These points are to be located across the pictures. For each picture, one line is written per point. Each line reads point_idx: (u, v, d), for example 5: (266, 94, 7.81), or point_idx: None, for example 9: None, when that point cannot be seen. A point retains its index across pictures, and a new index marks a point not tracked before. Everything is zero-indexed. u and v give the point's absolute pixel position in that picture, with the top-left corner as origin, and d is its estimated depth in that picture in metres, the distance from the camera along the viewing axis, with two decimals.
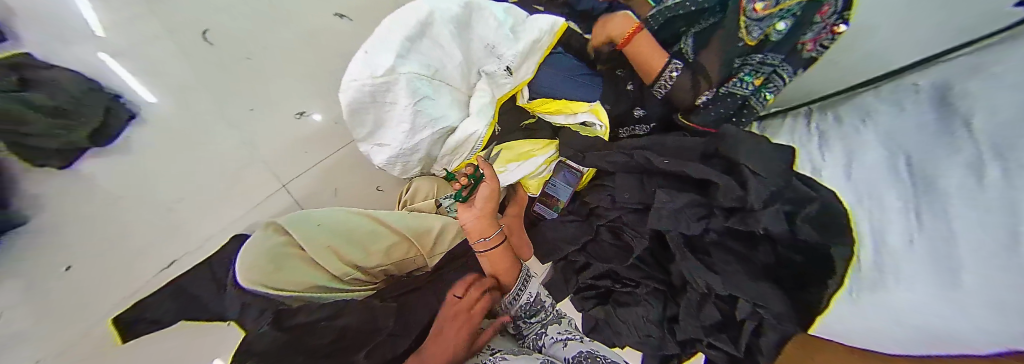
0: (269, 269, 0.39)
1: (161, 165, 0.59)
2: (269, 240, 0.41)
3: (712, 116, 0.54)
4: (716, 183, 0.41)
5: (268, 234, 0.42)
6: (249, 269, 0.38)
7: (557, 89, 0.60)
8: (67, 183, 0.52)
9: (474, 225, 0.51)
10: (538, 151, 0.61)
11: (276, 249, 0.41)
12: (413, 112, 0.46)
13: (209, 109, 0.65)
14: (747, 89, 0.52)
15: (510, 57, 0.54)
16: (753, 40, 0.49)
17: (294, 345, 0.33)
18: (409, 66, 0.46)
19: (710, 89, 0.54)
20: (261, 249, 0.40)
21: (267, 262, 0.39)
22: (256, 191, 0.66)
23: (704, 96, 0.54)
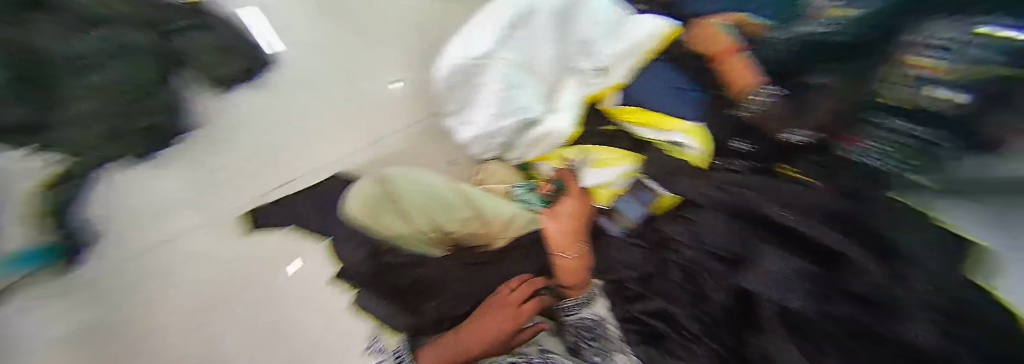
0: (367, 215, 0.47)
1: (268, 103, 0.62)
2: (371, 190, 0.48)
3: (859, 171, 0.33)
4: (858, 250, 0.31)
5: (365, 186, 0.49)
6: (357, 205, 0.48)
7: (651, 101, 0.54)
8: (200, 103, 0.56)
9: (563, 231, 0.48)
10: (616, 161, 0.54)
11: (374, 198, 0.48)
12: (501, 97, 0.50)
13: (311, 55, 0.67)
14: (901, 132, 0.31)
15: (603, 57, 0.56)
16: (940, 69, 0.27)
17: (383, 276, 0.43)
18: (504, 53, 0.51)
19: (804, 130, 0.39)
20: (366, 197, 0.48)
21: (373, 211, 0.47)
22: (340, 142, 0.66)
23: (796, 135, 0.40)
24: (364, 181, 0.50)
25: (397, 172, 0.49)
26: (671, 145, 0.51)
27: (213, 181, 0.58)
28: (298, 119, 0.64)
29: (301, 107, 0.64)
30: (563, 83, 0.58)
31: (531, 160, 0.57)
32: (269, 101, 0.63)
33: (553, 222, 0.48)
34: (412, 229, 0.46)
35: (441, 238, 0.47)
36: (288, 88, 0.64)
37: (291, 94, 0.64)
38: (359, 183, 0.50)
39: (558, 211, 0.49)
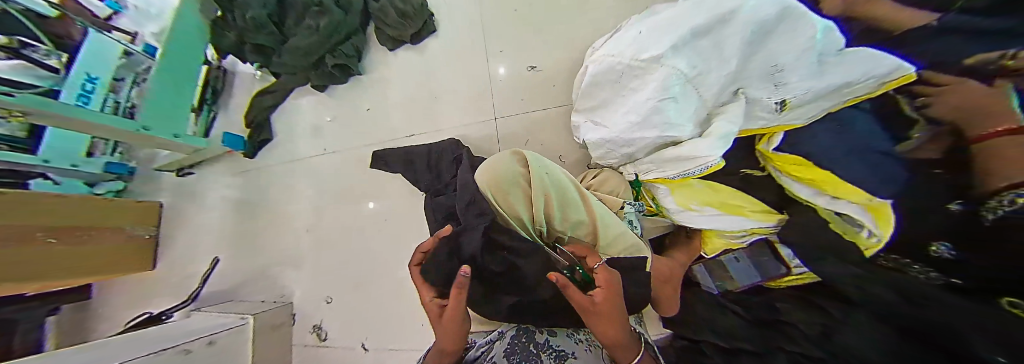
0: (499, 187, 0.41)
1: (426, 67, 0.76)
2: (511, 165, 0.41)
3: None
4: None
5: (512, 162, 0.41)
6: (490, 175, 0.42)
7: (824, 152, 0.37)
8: (383, 70, 0.79)
9: (612, 331, 0.34)
10: (749, 213, 0.49)
11: (510, 175, 0.41)
12: (652, 107, 0.42)
13: (466, 35, 0.75)
14: None
15: (796, 92, 0.37)
16: None
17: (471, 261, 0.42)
18: (677, 61, 0.38)
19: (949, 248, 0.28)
20: (500, 173, 0.41)
21: (502, 181, 0.41)
22: (467, 111, 0.73)
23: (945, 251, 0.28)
24: (505, 153, 0.43)
25: (537, 153, 0.41)
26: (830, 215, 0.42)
27: (368, 125, 0.78)
28: (440, 83, 0.75)
29: (446, 73, 0.75)
30: (722, 109, 0.43)
31: (647, 180, 0.53)
32: (425, 65, 0.76)
33: (592, 320, 0.34)
34: (523, 217, 0.43)
35: (549, 233, 0.45)
36: (440, 58, 0.76)
37: (443, 64, 0.75)
38: (504, 153, 0.42)
39: (603, 301, 0.34)
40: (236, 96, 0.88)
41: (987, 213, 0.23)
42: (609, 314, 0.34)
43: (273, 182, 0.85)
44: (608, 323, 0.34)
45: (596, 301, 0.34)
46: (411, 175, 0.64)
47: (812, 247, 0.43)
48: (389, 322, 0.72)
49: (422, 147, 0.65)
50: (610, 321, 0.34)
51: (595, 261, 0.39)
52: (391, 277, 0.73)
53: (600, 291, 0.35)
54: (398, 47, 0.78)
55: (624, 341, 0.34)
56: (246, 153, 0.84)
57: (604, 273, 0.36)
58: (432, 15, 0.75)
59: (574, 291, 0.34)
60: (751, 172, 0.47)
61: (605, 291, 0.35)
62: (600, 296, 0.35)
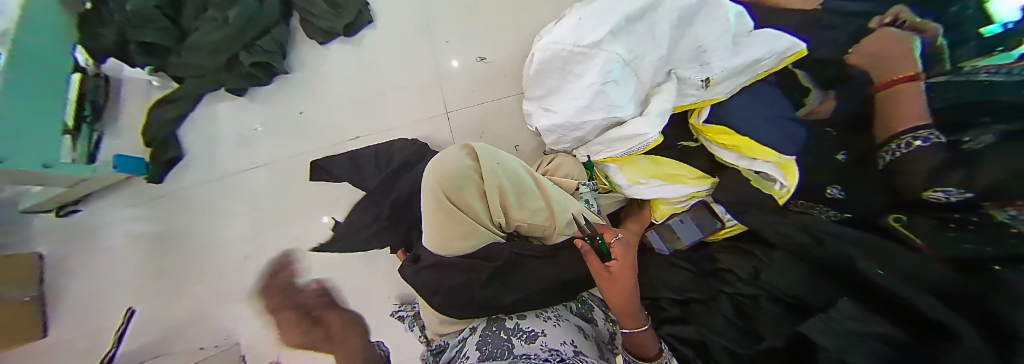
0: (450, 183, 0.39)
1: (366, 62, 0.70)
2: (459, 161, 0.40)
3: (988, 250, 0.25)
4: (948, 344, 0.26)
5: (461, 157, 0.40)
6: (440, 175, 0.39)
7: (748, 123, 0.47)
8: (316, 65, 0.71)
9: (626, 296, 0.40)
10: (690, 179, 0.53)
11: (461, 169, 0.40)
12: (596, 91, 0.44)
13: (407, 27, 0.70)
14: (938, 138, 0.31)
15: (717, 69, 0.45)
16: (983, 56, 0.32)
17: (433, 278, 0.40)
18: (615, 46, 0.43)
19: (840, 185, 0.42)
20: (450, 167, 0.39)
21: (452, 178, 0.39)
22: (420, 109, 0.69)
23: (837, 189, 0.42)
24: (453, 148, 0.41)
25: (487, 147, 0.42)
26: (755, 177, 0.49)
27: (302, 130, 0.71)
28: (383, 79, 0.70)
29: (390, 69, 0.70)
30: (657, 89, 0.48)
31: (599, 161, 0.55)
32: (366, 59, 0.70)
33: (610, 285, 0.40)
34: (479, 211, 0.41)
35: (508, 225, 0.44)
36: (381, 52, 0.70)
37: (385, 59, 0.70)
38: (451, 149, 0.41)
39: (619, 271, 0.41)
40: (124, 109, 0.74)
41: (884, 156, 0.36)
42: (626, 282, 0.41)
43: (190, 210, 0.73)
44: (622, 289, 0.40)
45: (613, 269, 0.41)
46: (360, 183, 0.59)
47: (736, 202, 0.50)
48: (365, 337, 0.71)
49: (365, 149, 0.60)
50: (627, 289, 0.41)
51: (612, 236, 0.44)
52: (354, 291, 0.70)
53: (620, 261, 0.42)
54: (330, 41, 0.71)
55: (634, 306, 0.40)
56: (151, 178, 0.71)
57: (619, 248, 0.43)
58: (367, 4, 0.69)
59: (594, 259, 0.41)
60: (687, 144, 0.56)
61: (622, 262, 0.42)
62: (618, 265, 0.41)
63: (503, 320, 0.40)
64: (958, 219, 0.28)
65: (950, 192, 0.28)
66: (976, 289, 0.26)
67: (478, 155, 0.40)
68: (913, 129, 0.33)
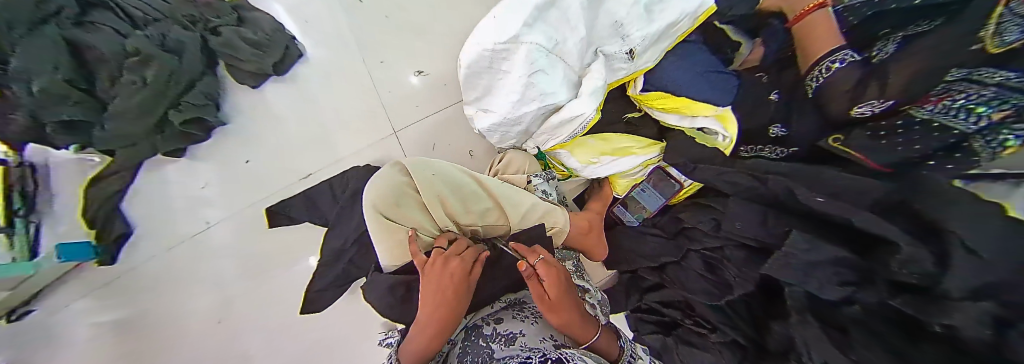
0: (388, 202, 0.38)
1: (310, 96, 0.71)
2: (393, 179, 0.40)
3: (905, 155, 0.32)
4: (897, 247, 0.30)
5: (394, 174, 0.40)
6: (376, 198, 0.38)
7: (680, 84, 0.49)
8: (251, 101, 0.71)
9: (571, 319, 0.36)
10: (639, 150, 0.55)
11: (396, 189, 0.39)
12: (526, 83, 0.45)
13: (343, 56, 0.71)
14: (857, 56, 0.38)
15: (638, 40, 0.47)
16: None
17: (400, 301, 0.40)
18: (533, 37, 0.43)
19: (782, 122, 0.47)
20: (384, 189, 0.39)
21: (390, 197, 0.39)
22: (371, 133, 0.70)
23: (778, 128, 0.47)
24: (384, 168, 0.41)
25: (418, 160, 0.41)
26: (699, 133, 0.52)
27: (258, 174, 0.71)
28: (323, 112, 0.70)
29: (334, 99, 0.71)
30: (587, 69, 0.49)
31: (548, 150, 0.56)
32: (311, 94, 0.71)
33: (553, 311, 0.36)
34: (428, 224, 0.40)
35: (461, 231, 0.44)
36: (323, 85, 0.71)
37: (326, 89, 0.71)
38: (382, 170, 0.40)
39: (559, 294, 0.37)
40: (60, 196, 0.67)
41: (812, 85, 0.43)
42: (568, 303, 0.37)
43: (153, 285, 0.70)
44: (566, 311, 0.36)
45: (550, 295, 0.36)
46: (320, 219, 0.57)
47: (687, 162, 0.50)
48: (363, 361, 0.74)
49: (321, 184, 0.59)
50: (570, 311, 0.36)
51: (534, 258, 0.39)
52: (347, 316, 0.74)
53: (555, 284, 0.37)
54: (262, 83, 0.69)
55: (579, 323, 0.37)
56: (102, 259, 0.66)
57: (545, 267, 0.37)
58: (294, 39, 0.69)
59: (532, 283, 0.37)
60: (633, 115, 0.57)
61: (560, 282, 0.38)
62: (554, 289, 0.37)
63: (481, 328, 0.39)
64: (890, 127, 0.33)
65: (877, 103, 0.34)
66: (912, 193, 0.30)
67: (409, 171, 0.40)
68: (836, 51, 0.40)
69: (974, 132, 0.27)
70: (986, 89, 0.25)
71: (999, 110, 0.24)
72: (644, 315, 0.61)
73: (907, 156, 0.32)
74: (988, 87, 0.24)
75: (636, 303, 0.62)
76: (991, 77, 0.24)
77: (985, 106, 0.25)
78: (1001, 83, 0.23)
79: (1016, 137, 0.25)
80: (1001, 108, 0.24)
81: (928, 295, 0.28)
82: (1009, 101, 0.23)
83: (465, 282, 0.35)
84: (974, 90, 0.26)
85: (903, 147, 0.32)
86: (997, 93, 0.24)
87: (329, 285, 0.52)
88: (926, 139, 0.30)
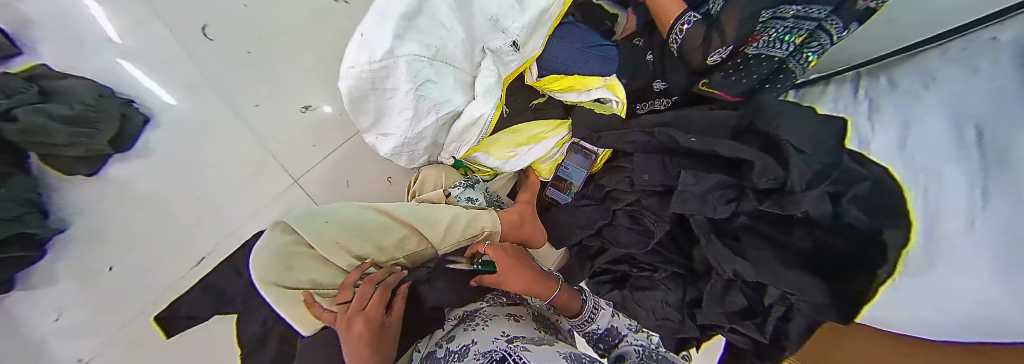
0: (279, 270, 0.35)
1: (191, 162, 0.66)
2: (278, 242, 0.36)
3: (744, 84, 0.42)
4: (751, 162, 0.37)
5: (279, 235, 0.36)
6: (262, 266, 0.35)
7: (568, 64, 0.54)
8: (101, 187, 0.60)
9: (525, 280, 0.46)
10: (550, 133, 0.57)
11: (286, 249, 0.36)
12: (415, 98, 0.43)
13: (221, 113, 0.68)
14: (694, 16, 0.46)
15: (516, 31, 0.48)
16: None
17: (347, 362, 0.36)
18: (409, 48, 0.41)
19: (661, 78, 0.54)
20: (271, 255, 0.35)
21: (278, 261, 0.35)
22: (274, 188, 0.68)
23: (660, 82, 0.54)
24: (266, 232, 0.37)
25: (304, 211, 0.39)
26: (597, 104, 0.56)
27: (134, 269, 0.61)
28: (213, 179, 0.66)
29: (215, 160, 0.66)
30: (479, 68, 0.50)
31: (464, 156, 0.55)
32: (191, 162, 0.66)
33: (510, 279, 0.45)
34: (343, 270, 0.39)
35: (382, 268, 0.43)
36: (206, 147, 0.66)
37: (206, 151, 0.66)
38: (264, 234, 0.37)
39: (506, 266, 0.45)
40: None
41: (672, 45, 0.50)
42: (516, 269, 0.46)
43: None
44: (518, 276, 0.45)
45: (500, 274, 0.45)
46: (227, 305, 0.48)
47: (590, 133, 0.53)
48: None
49: (219, 265, 0.49)
50: (521, 274, 0.46)
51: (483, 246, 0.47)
52: None
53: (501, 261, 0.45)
54: (98, 169, 0.60)
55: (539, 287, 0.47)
56: None
57: (494, 251, 0.46)
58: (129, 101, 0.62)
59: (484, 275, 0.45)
60: (537, 101, 0.59)
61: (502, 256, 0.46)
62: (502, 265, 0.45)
63: (434, 357, 0.38)
64: (733, 66, 0.42)
65: (723, 50, 0.42)
66: None
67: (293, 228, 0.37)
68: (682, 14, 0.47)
69: (788, 55, 0.39)
70: (785, 22, 0.37)
71: (799, 34, 0.37)
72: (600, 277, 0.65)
73: (749, 84, 0.42)
74: (787, 19, 0.36)
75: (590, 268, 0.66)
76: (785, 13, 0.36)
77: (788, 35, 0.38)
78: (795, 14, 0.36)
79: (810, 53, 0.39)
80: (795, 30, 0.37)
81: (787, 194, 0.33)
82: (805, 26, 0.36)
83: (380, 335, 0.33)
84: (779, 25, 0.37)
85: (746, 79, 0.42)
86: (794, 22, 0.36)
87: None
88: (756, 70, 0.41)
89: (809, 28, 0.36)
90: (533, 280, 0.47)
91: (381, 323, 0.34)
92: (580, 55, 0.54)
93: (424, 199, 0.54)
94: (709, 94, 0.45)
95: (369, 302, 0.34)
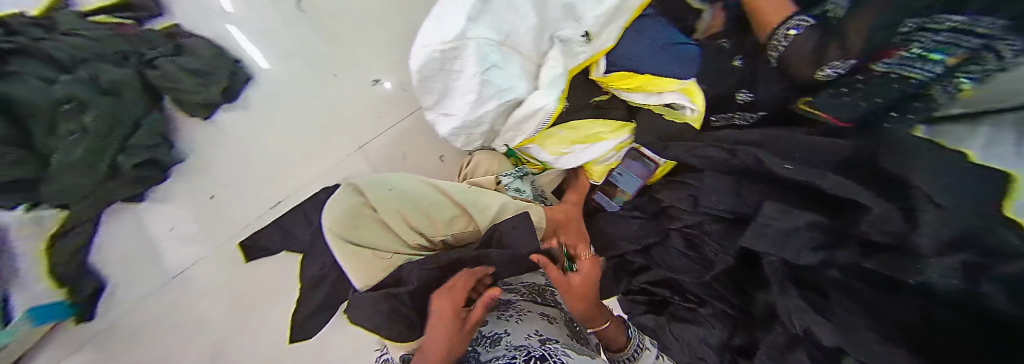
0: (345, 226, 0.38)
1: (271, 116, 0.73)
2: (347, 200, 0.39)
3: (863, 109, 0.32)
4: (861, 207, 0.30)
5: (347, 196, 0.39)
6: (333, 223, 0.38)
7: (640, 62, 0.49)
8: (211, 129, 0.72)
9: (586, 308, 0.45)
10: (609, 135, 0.54)
11: (352, 209, 0.39)
12: (480, 82, 0.43)
13: (303, 76, 0.75)
14: (806, 20, 0.40)
15: (591, 21, 0.45)
16: None
17: None
18: (480, 31, 0.41)
19: (749, 88, 0.46)
20: (341, 211, 0.39)
21: (344, 219, 0.39)
22: (342, 150, 0.75)
23: (747, 93, 0.46)
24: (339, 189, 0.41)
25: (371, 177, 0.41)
26: (666, 109, 0.51)
27: (226, 202, 0.72)
28: (293, 135, 0.74)
29: (297, 120, 0.74)
30: (546, 57, 0.48)
31: (517, 146, 0.54)
32: (274, 116, 0.74)
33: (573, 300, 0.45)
34: (402, 238, 0.42)
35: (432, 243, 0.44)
36: (289, 105, 0.74)
37: (289, 110, 0.74)
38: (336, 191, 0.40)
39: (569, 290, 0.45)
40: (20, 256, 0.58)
41: (773, 56, 0.43)
42: (578, 295, 0.45)
43: (137, 336, 0.68)
44: (580, 300, 0.45)
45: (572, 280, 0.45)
46: (295, 247, 0.54)
47: (656, 140, 0.50)
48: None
49: (290, 212, 0.55)
50: (586, 299, 0.45)
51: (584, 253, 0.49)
52: (347, 331, 0.74)
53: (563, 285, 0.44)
54: (212, 113, 0.71)
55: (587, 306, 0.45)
56: (80, 316, 0.64)
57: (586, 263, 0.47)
58: (237, 62, 0.71)
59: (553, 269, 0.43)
60: (600, 98, 0.55)
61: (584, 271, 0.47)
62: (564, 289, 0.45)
63: None
64: (852, 82, 0.34)
65: (840, 65, 0.35)
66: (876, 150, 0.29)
67: (362, 190, 0.40)
68: (789, 18, 0.42)
69: (932, 82, 0.27)
70: (942, 36, 0.25)
71: (954, 55, 0.25)
72: (632, 295, 0.62)
73: (869, 110, 0.32)
74: (941, 33, 0.25)
75: (626, 285, 0.63)
76: (941, 23, 0.25)
77: (940, 54, 0.26)
78: (961, 24, 0.24)
79: (968, 79, 0.25)
80: (956, 51, 0.25)
81: (897, 253, 0.27)
82: (963, 44, 0.24)
83: (457, 322, 0.35)
84: (927, 38, 0.27)
85: (864, 102, 0.32)
86: (950, 38, 0.25)
87: (313, 314, 0.50)
88: (884, 94, 0.31)
89: (972, 47, 0.24)
90: (587, 297, 0.45)
91: (461, 311, 0.36)
92: (659, 51, 0.49)
93: (474, 182, 0.55)
94: (818, 116, 0.37)
95: (457, 283, 0.39)
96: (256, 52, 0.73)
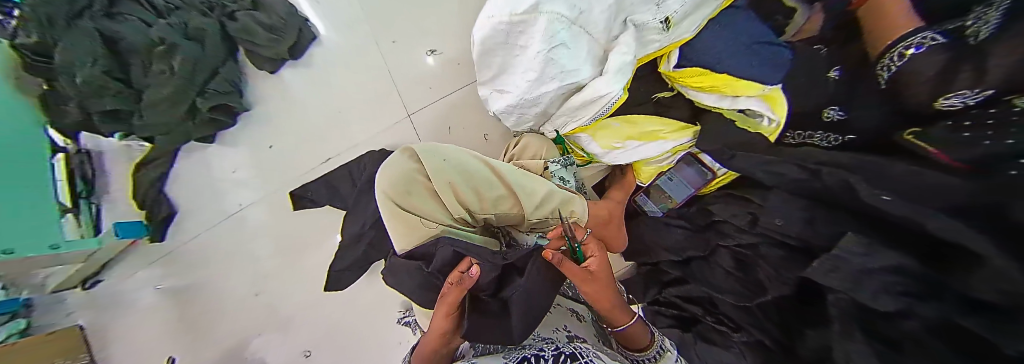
0: (399, 191, 0.39)
1: (328, 76, 0.76)
2: (404, 166, 0.40)
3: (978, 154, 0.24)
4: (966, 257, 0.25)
5: (404, 161, 0.41)
6: (388, 185, 0.39)
7: (720, 58, 0.44)
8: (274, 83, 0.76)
9: (601, 294, 0.39)
10: (669, 135, 0.51)
11: (407, 175, 0.40)
12: (545, 60, 0.41)
13: (362, 40, 0.76)
14: (933, 36, 0.31)
15: (674, 6, 0.41)
16: None
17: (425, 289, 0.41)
18: (553, 5, 0.38)
19: (839, 106, 0.40)
20: (396, 175, 0.39)
21: (398, 183, 0.40)
22: (392, 116, 0.77)
23: (836, 111, 0.40)
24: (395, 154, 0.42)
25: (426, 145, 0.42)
26: (741, 115, 0.47)
27: (281, 152, 0.77)
28: (346, 97, 0.77)
29: (351, 83, 0.77)
30: (615, 42, 0.44)
31: (568, 133, 0.53)
32: (331, 77, 0.77)
33: (587, 287, 0.38)
34: (449, 210, 0.42)
35: (475, 218, 0.45)
36: (345, 67, 0.77)
37: (345, 72, 0.77)
38: (393, 155, 0.41)
39: (581, 276, 0.38)
40: (113, 177, 0.72)
41: (881, 78, 0.36)
42: (597, 279, 0.39)
43: (194, 261, 0.76)
44: (594, 286, 0.39)
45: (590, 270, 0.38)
46: (341, 203, 0.57)
47: (723, 148, 0.45)
48: (390, 335, 0.78)
49: (337, 169, 0.58)
50: (599, 283, 0.39)
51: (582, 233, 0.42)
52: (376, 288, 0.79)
53: (576, 272, 0.37)
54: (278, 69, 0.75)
55: (612, 301, 0.39)
56: (153, 236, 0.73)
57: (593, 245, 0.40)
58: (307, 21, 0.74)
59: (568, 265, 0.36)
60: (663, 94, 0.52)
61: (595, 259, 0.39)
62: (576, 276, 0.38)
63: None
64: (981, 117, 0.24)
65: (969, 94, 0.26)
66: None
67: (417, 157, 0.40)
68: (910, 34, 0.33)
69: None
70: None
71: None
72: (660, 307, 0.61)
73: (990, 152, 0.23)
74: None
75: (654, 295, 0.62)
76: None
77: None
78: None
79: None
80: None
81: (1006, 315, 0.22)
82: None
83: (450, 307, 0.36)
84: None
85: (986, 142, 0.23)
86: None
87: (350, 268, 0.53)
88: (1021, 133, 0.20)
89: None
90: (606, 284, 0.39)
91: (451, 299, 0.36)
92: (742, 49, 0.44)
93: (521, 164, 0.55)
94: (911, 147, 0.31)
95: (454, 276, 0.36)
96: (323, 12, 0.76)
